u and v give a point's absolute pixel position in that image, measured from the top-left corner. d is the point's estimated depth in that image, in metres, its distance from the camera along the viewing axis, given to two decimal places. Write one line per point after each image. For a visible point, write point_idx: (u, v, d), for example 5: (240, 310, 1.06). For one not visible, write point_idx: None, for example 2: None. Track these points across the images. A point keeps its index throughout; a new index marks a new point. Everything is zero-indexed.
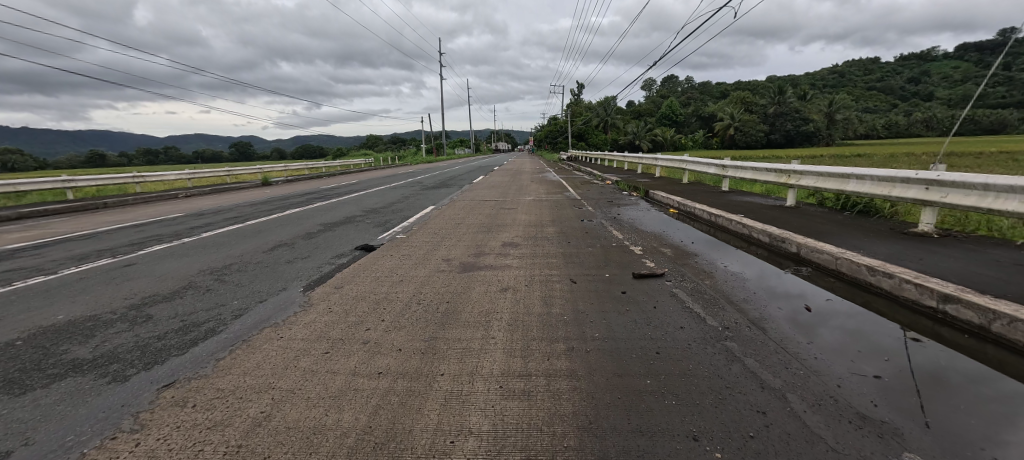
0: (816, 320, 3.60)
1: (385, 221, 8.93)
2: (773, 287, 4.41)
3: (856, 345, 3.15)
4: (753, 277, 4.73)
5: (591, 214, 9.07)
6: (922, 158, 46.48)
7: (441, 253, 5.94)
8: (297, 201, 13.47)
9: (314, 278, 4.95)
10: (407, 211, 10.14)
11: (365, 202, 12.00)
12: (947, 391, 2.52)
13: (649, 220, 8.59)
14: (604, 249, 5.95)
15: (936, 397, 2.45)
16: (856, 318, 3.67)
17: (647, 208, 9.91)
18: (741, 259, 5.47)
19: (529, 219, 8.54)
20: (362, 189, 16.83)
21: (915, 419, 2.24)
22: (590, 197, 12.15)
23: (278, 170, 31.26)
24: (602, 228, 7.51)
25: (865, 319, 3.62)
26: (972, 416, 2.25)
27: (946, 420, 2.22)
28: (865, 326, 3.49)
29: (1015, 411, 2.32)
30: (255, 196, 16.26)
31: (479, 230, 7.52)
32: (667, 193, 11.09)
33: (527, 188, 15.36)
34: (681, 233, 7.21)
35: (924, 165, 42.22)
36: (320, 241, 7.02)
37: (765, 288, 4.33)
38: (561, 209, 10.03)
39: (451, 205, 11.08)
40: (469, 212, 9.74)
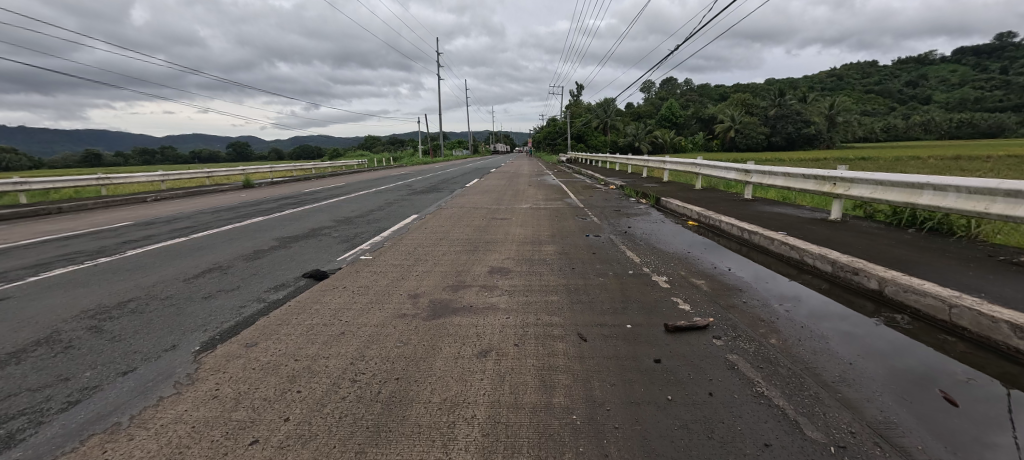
0: (902, 377, 2.64)
1: (354, 235, 7.58)
2: (802, 311, 3.77)
3: (856, 349, 3.04)
4: (790, 304, 3.89)
5: (598, 228, 7.70)
6: (930, 162, 45.31)
7: (408, 285, 4.58)
8: (267, 207, 12.05)
9: (223, 328, 3.59)
10: (384, 222, 8.76)
11: (340, 209, 10.62)
12: (936, 389, 2.50)
13: (666, 235, 7.22)
14: (618, 280, 4.59)
15: (926, 397, 2.43)
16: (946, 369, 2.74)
17: (661, 219, 8.57)
18: (803, 298, 4.11)
19: (524, 234, 7.16)
20: (344, 193, 15.42)
21: (906, 424, 2.20)
22: (594, 205, 10.79)
23: (263, 171, 29.76)
24: (613, 247, 6.13)
25: (895, 339, 3.21)
26: (961, 418, 2.21)
27: (937, 422, 2.18)
28: (897, 347, 3.07)
29: (1005, 409, 2.30)
30: (226, 200, 14.82)
31: (462, 249, 6.16)
32: (683, 201, 9.75)
33: (523, 193, 13.96)
34: (710, 253, 5.84)
35: (930, 168, 41.17)
36: (263, 263, 5.66)
37: (841, 341, 3.15)
38: (561, 220, 8.66)
39: (436, 214, 9.69)
40: (455, 223, 8.38)
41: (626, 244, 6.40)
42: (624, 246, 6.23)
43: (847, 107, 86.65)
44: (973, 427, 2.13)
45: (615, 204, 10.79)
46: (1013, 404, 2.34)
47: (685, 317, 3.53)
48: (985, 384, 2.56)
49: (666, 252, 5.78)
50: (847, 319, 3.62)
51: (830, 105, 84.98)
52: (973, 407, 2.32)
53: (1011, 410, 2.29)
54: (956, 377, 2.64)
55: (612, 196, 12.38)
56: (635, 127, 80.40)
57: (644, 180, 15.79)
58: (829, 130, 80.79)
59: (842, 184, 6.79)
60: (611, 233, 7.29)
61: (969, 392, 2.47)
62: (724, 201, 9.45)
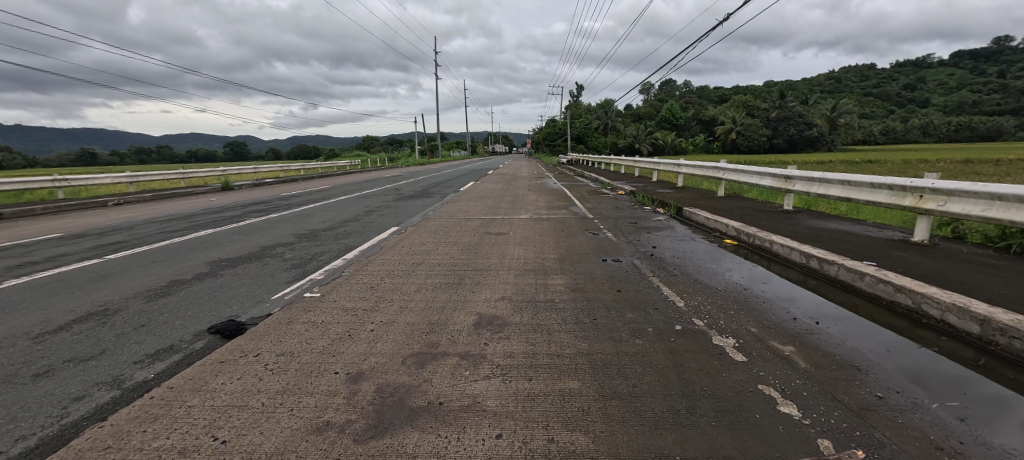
0: (888, 374, 2.73)
1: (312, 256, 6.06)
2: (797, 310, 3.83)
3: (845, 346, 3.13)
4: (787, 305, 3.93)
5: (616, 248, 6.19)
6: (938, 165, 44.16)
7: (353, 352, 3.06)
8: (228, 215, 10.48)
9: (10, 457, 2.09)
10: (354, 238, 7.22)
11: (308, 220, 9.05)
12: (927, 387, 2.57)
13: (703, 258, 5.71)
14: (665, 345, 3.09)
15: (916, 393, 2.50)
16: (925, 363, 2.89)
17: (691, 235, 7.07)
18: (799, 300, 4.12)
19: (524, 258, 5.63)
20: (322, 198, 13.83)
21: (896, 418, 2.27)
22: (603, 215, 9.30)
23: (245, 171, 27.99)
24: (642, 280, 4.63)
25: (887, 339, 3.27)
26: (955, 417, 2.26)
27: (926, 419, 2.25)
28: (889, 346, 3.14)
29: (995, 407, 2.36)
30: (188, 206, 13.17)
31: (443, 283, 4.65)
32: (712, 212, 8.25)
33: (522, 199, 12.43)
34: (774, 291, 4.35)
35: (937, 172, 40.08)
36: (168, 305, 4.14)
37: (834, 339, 3.22)
38: (568, 235, 7.14)
39: (419, 227, 8.17)
40: (440, 240, 6.85)
41: (657, 274, 4.89)
42: (655, 278, 4.74)
43: (849, 109, 85.64)
44: (964, 424, 2.19)
45: (628, 214, 9.30)
46: (1001, 402, 2.40)
47: (805, 444, 2.04)
48: (978, 384, 2.60)
49: (716, 290, 4.28)
50: (842, 318, 3.67)
51: (833, 107, 83.94)
52: (964, 405, 2.37)
53: (1002, 409, 2.34)
54: (946, 376, 2.70)
55: (624, 204, 10.87)
56: (635, 129, 79.08)
57: (655, 184, 14.29)
58: (832, 133, 79.67)
59: (933, 196, 5.24)
60: (633, 256, 5.77)
61: (961, 391, 2.52)
62: (761, 212, 7.97)
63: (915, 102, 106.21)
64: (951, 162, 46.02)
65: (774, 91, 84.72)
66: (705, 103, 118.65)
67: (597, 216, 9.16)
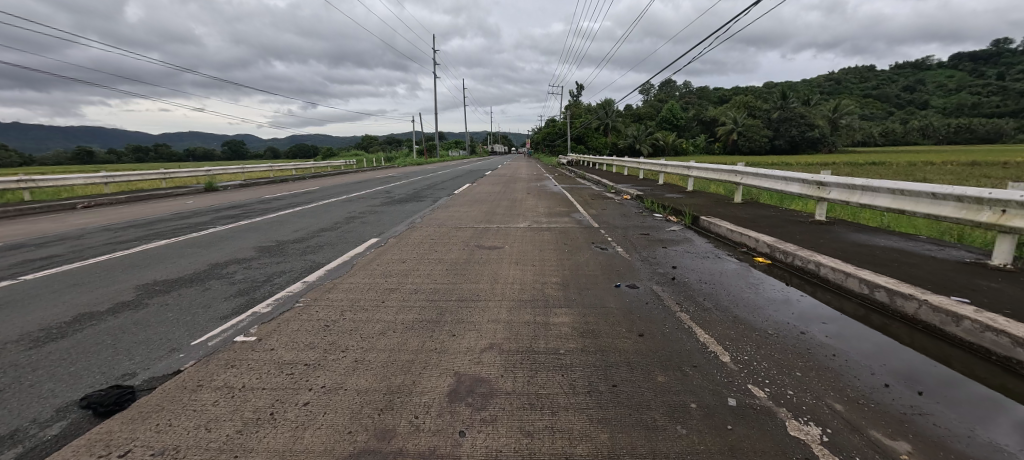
0: (873, 372, 2.80)
1: (266, 278, 5.05)
2: (790, 313, 3.85)
3: (833, 346, 3.18)
4: (781, 307, 3.95)
5: (629, 269, 5.21)
6: (943, 167, 43.39)
7: (263, 452, 2.08)
8: (194, 222, 9.46)
9: None
10: (323, 253, 6.22)
11: (279, 228, 8.05)
12: (912, 387, 2.63)
13: (735, 281, 4.73)
14: (721, 439, 2.13)
15: (899, 392, 2.57)
16: (913, 363, 2.93)
17: (714, 251, 6.08)
18: (794, 303, 4.13)
19: (520, 283, 4.63)
20: (304, 202, 12.80)
21: (880, 414, 2.35)
22: (610, 224, 8.29)
23: (233, 171, 26.97)
24: (668, 318, 3.65)
25: (878, 341, 3.30)
26: (938, 416, 2.32)
27: (905, 415, 2.33)
28: (880, 348, 3.17)
29: (980, 407, 2.41)
30: (158, 210, 12.16)
31: (415, 321, 3.66)
32: (735, 222, 7.25)
33: (520, 204, 11.43)
34: (840, 335, 3.37)
35: (941, 174, 39.36)
36: (51, 356, 3.15)
37: (823, 339, 3.28)
38: (572, 250, 6.14)
39: (403, 239, 7.16)
40: (422, 257, 5.85)
41: (685, 308, 3.92)
42: (682, 314, 3.78)
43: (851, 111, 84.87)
44: (945, 423, 2.25)
45: (638, 224, 8.31)
46: (988, 404, 2.44)
47: None
48: (969, 387, 2.63)
49: (767, 336, 3.31)
50: (836, 321, 3.68)
51: (835, 108, 83.20)
52: (952, 406, 2.41)
53: (988, 411, 2.37)
54: (935, 378, 2.73)
55: (632, 211, 9.88)
56: (636, 129, 78.25)
57: (664, 188, 13.28)
58: (834, 134, 78.87)
59: (1021, 211, 4.25)
60: (651, 280, 4.78)
61: (950, 392, 2.56)
62: (792, 223, 6.97)
63: (915, 104, 105.58)
64: (956, 164, 45.26)
65: (776, 91, 83.88)
66: (706, 104, 117.84)
67: (604, 226, 8.15)
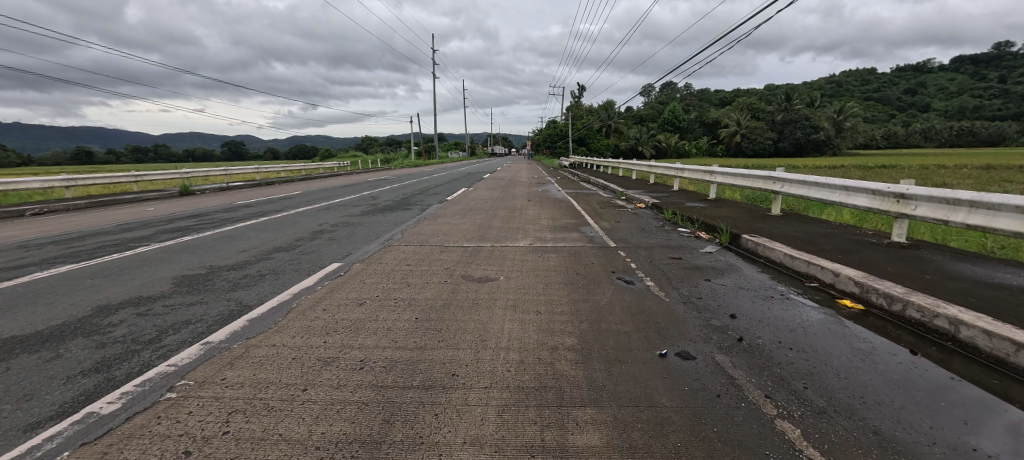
0: (858, 372, 2.86)
1: (156, 334, 3.53)
2: (785, 315, 3.83)
3: (824, 346, 3.23)
4: (777, 311, 3.93)
5: (671, 321, 3.70)
6: (951, 171, 42.18)
7: None
8: (133, 237, 7.96)
9: None
10: (259, 287, 4.72)
11: (223, 249, 6.55)
12: (900, 386, 2.67)
13: (832, 345, 3.23)
14: None
15: (886, 391, 2.62)
16: (905, 365, 2.96)
17: (776, 287, 4.60)
18: (793, 306, 4.07)
19: (517, 350, 3.13)
20: (274, 211, 11.27)
21: (874, 415, 2.38)
22: (631, 243, 6.80)
23: (215, 174, 25.45)
24: (768, 440, 2.15)
25: (869, 342, 3.31)
26: (926, 416, 2.36)
27: (896, 415, 2.37)
28: (870, 349, 3.19)
29: (965, 405, 2.46)
30: (105, 219, 10.61)
31: (341, 443, 2.16)
32: (789, 243, 5.76)
33: (520, 215, 9.93)
34: (960, 405, 2.45)
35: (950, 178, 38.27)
36: None
37: (813, 340, 3.32)
38: (588, 286, 4.63)
39: (372, 264, 5.64)
40: (388, 296, 4.35)
41: (785, 411, 2.41)
42: (786, 427, 2.27)
43: (856, 113, 83.55)
44: (941, 426, 2.26)
45: (664, 243, 6.81)
46: (977, 403, 2.47)
47: None
48: (958, 386, 2.66)
49: None
50: (830, 323, 3.68)
51: (839, 109, 81.91)
52: (943, 407, 2.44)
53: (978, 410, 2.41)
54: (926, 379, 2.75)
55: (651, 224, 8.41)
56: (639, 131, 76.98)
57: (682, 196, 11.79)
58: (840, 137, 77.52)
59: None
60: (709, 342, 3.28)
61: (941, 393, 2.58)
62: (864, 246, 5.49)
63: (918, 106, 104.61)
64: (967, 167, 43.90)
65: (780, 93, 82.54)
66: (708, 106, 116.58)
67: (623, 246, 6.64)
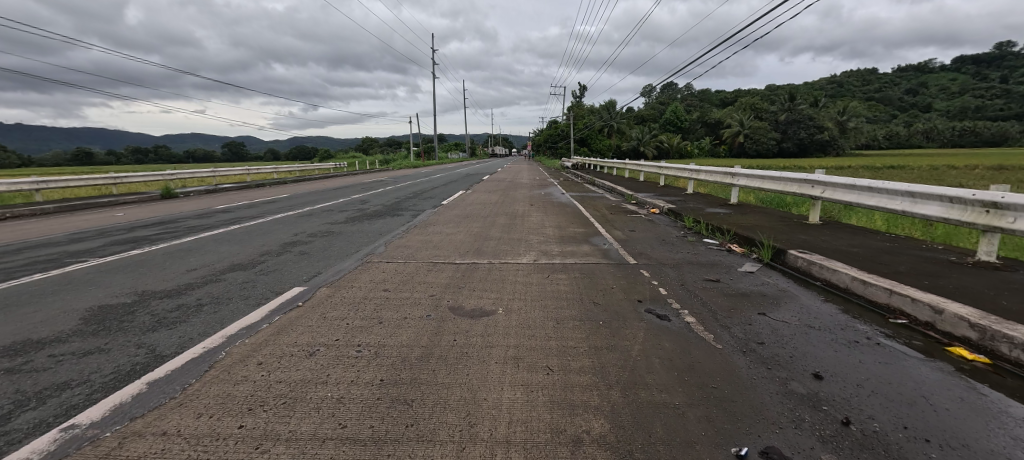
0: (835, 364, 2.92)
1: (8, 410, 2.48)
2: (777, 316, 3.76)
3: (803, 341, 3.28)
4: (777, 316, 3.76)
5: (735, 386, 2.63)
6: (960, 172, 41.11)
7: None
8: (78, 249, 6.94)
9: None
10: (189, 324, 3.67)
11: (167, 267, 5.48)
12: (876, 378, 2.75)
13: (985, 435, 2.18)
14: None
15: (866, 384, 2.68)
16: (888, 360, 3.00)
17: (854, 326, 3.56)
18: (790, 308, 3.94)
19: (523, 448, 2.08)
20: (250, 217, 10.18)
21: (854, 406, 2.45)
22: (654, 259, 5.76)
23: (200, 175, 24.22)
24: None
25: (853, 339, 3.32)
26: (904, 406, 2.44)
27: (876, 407, 2.44)
28: (848, 343, 3.24)
29: (935, 393, 2.57)
30: (58, 227, 9.47)
31: None
32: (851, 262, 4.73)
33: (523, 221, 8.86)
34: (930, 394, 2.56)
35: (962, 178, 37.21)
36: None
37: (792, 335, 3.38)
38: (611, 325, 3.56)
39: (342, 288, 4.61)
40: (351, 340, 3.29)
41: None
42: None
43: (860, 113, 82.74)
44: (923, 418, 2.32)
45: (693, 259, 5.76)
46: (951, 394, 2.57)
47: None
48: (936, 380, 2.73)
49: None
50: (820, 321, 3.66)
51: (843, 109, 80.73)
52: (918, 398, 2.52)
53: (951, 399, 2.52)
54: (902, 372, 2.83)
55: (672, 234, 7.39)
56: (641, 131, 75.89)
57: (700, 200, 10.75)
58: (844, 137, 76.25)
59: None
60: (803, 430, 2.22)
61: (915, 384, 2.67)
62: (947, 267, 4.47)
63: (921, 107, 103.65)
64: (978, 168, 42.71)
65: (784, 93, 81.43)
66: (711, 106, 115.50)
67: (645, 263, 5.59)
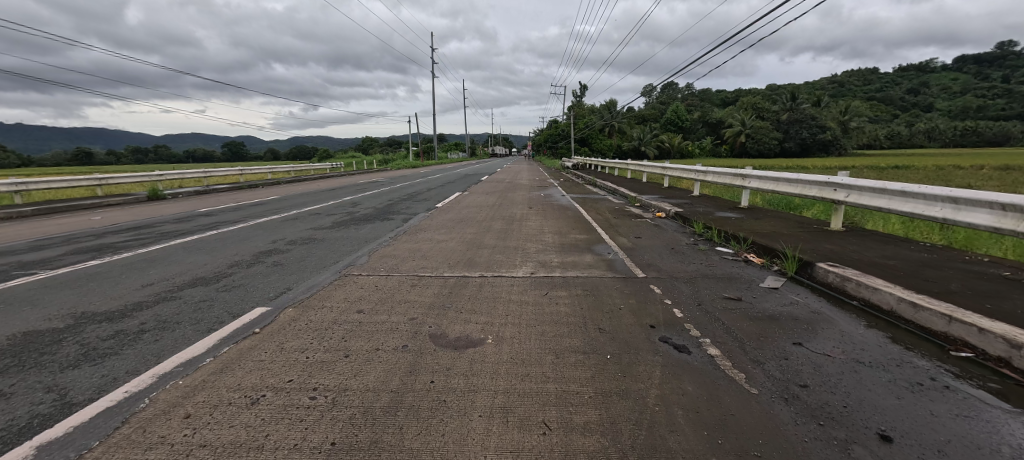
0: (873, 402, 2.50)
1: None
2: (806, 341, 3.30)
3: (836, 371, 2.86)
4: (813, 346, 3.20)
5: (784, 454, 2.04)
6: (964, 172, 40.57)
7: None
8: (34, 259, 6.35)
9: None
10: (119, 359, 3.08)
11: (119, 282, 4.89)
12: (917, 419, 2.34)
13: None
14: None
15: (908, 428, 2.26)
16: (937, 398, 2.55)
17: (912, 362, 2.97)
18: (822, 333, 3.44)
19: None
20: (231, 222, 9.58)
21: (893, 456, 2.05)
22: (664, 272, 5.18)
23: (190, 176, 23.58)
24: None
25: (894, 371, 2.86)
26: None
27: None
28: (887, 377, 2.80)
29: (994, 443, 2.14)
30: (23, 233, 8.86)
31: None
32: (893, 279, 4.14)
33: (520, 227, 8.26)
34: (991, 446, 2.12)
35: (968, 178, 36.62)
36: None
37: (822, 362, 2.96)
38: (620, 360, 2.97)
39: (310, 309, 4.02)
40: (304, 383, 2.70)
41: None
42: None
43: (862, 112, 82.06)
44: None
45: (708, 271, 5.18)
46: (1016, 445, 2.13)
47: None
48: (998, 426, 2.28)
49: None
50: (858, 347, 3.20)
51: (846, 109, 80.06)
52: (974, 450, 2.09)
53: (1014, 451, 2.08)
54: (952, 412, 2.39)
55: (681, 242, 6.80)
56: (641, 131, 75.28)
57: (708, 203, 10.17)
58: (847, 136, 75.62)
59: None
60: None
61: (969, 430, 2.24)
62: (1005, 286, 3.88)
63: (923, 106, 102.99)
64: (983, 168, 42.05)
65: (786, 92, 80.79)
66: (712, 106, 114.85)
67: (655, 277, 5.00)
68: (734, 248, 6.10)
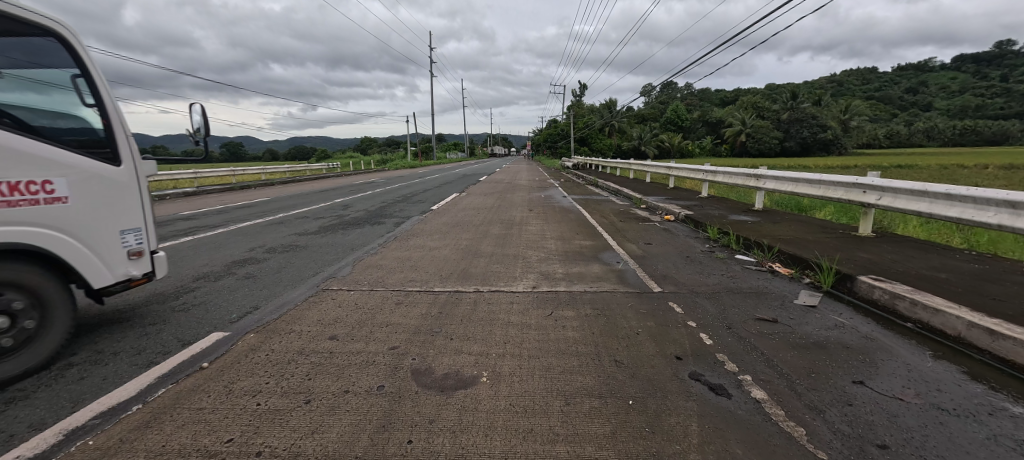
0: None
1: None
2: (870, 382, 2.69)
3: (921, 427, 2.25)
4: (880, 387, 2.61)
5: None
6: (968, 172, 40.04)
7: None
8: None
9: None
10: (26, 407, 2.49)
11: (63, 299, 4.28)
12: None
13: None
14: None
15: None
16: None
17: (1005, 407, 2.40)
18: (886, 370, 2.84)
19: None
20: (212, 226, 8.96)
21: None
22: (683, 285, 4.60)
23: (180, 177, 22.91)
24: None
25: (994, 427, 2.25)
26: None
27: None
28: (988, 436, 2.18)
29: None
30: None
31: None
32: (954, 297, 3.56)
33: (521, 231, 7.67)
34: None
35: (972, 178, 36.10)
36: None
37: (897, 414, 2.35)
38: (646, 408, 2.39)
39: (276, 335, 3.43)
40: (248, 442, 2.12)
41: None
42: None
43: (863, 111, 81.59)
44: None
45: (731, 285, 4.60)
46: None
47: None
48: None
49: None
50: (935, 390, 2.59)
51: (846, 108, 79.58)
52: None
53: None
54: None
55: (697, 249, 6.22)
56: (642, 130, 74.71)
57: (720, 205, 9.59)
58: (847, 135, 75.17)
59: None
60: None
61: None
62: None
63: (923, 105, 102.62)
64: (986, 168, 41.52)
65: (786, 91, 80.22)
66: (712, 105, 114.28)
67: (673, 292, 4.42)
68: (757, 256, 5.52)
